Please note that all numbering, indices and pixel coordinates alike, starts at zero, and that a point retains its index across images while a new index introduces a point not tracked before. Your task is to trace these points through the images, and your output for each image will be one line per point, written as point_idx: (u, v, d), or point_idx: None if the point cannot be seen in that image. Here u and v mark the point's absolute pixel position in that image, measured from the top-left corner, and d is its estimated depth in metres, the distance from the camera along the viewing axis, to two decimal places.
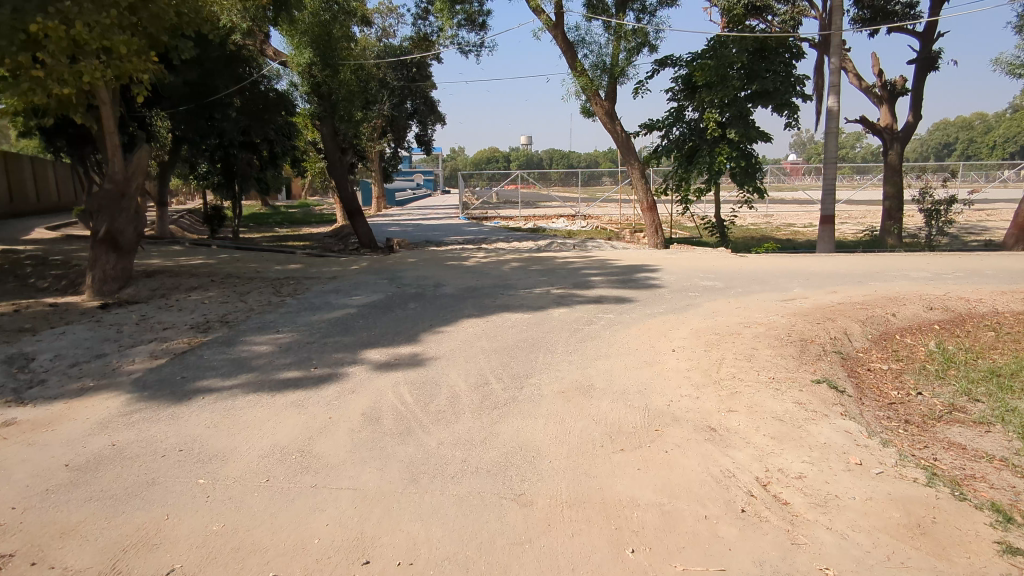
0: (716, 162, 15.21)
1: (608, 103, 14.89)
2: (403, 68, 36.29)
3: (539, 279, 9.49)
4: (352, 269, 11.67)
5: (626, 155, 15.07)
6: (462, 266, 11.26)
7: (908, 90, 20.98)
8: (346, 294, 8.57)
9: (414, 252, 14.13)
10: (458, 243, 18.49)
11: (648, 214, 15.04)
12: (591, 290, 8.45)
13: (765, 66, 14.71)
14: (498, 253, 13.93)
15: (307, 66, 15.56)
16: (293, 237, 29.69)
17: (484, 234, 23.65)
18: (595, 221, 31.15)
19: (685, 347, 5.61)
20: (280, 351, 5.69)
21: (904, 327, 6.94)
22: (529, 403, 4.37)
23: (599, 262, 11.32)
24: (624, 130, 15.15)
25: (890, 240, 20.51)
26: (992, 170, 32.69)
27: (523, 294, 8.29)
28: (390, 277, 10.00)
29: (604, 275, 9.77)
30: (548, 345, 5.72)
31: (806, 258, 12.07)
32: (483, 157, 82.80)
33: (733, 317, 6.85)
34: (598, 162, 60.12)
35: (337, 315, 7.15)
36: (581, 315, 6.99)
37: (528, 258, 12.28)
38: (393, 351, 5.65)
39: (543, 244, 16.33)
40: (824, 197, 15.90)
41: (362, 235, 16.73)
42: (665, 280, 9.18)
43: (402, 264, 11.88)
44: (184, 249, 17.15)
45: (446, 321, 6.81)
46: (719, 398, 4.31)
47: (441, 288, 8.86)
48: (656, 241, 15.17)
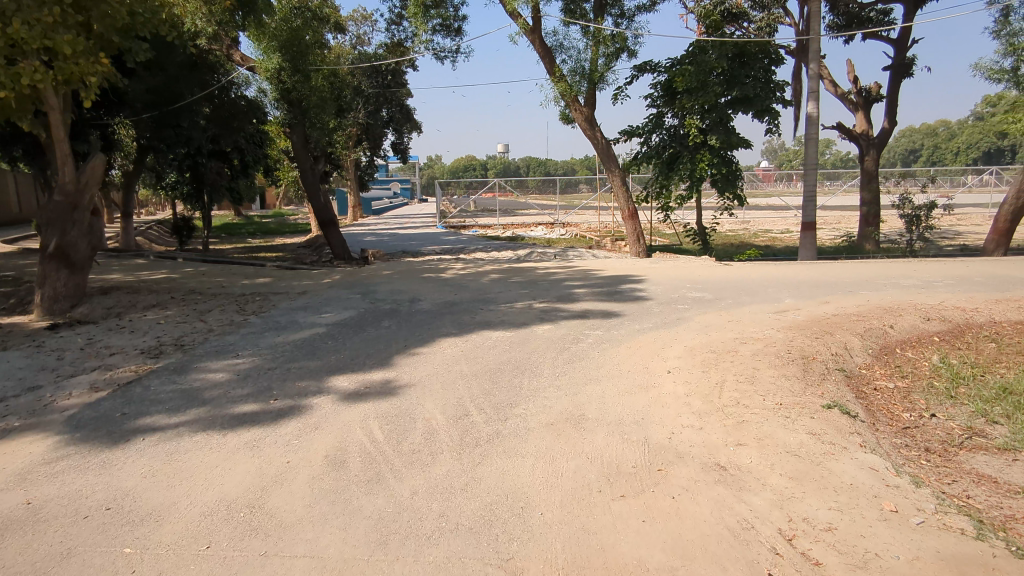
0: (698, 169, 14.93)
1: (588, 109, 14.56)
2: (378, 75, 35.77)
3: (520, 292, 9.05)
4: (323, 282, 11.10)
5: (607, 162, 14.73)
6: (440, 278, 10.78)
7: (883, 97, 21.04)
8: (315, 311, 8.02)
9: (389, 264, 13.59)
10: (436, 254, 17.99)
11: (629, 222, 14.72)
12: (576, 303, 8.04)
13: (745, 72, 14.48)
14: (477, 264, 13.47)
15: (276, 72, 14.93)
16: (265, 248, 28.86)
17: (462, 243, 23.15)
18: (574, 229, 30.89)
19: (681, 368, 5.21)
20: (237, 380, 5.14)
21: (903, 340, 6.63)
22: (514, 438, 3.91)
23: (581, 273, 10.93)
24: (605, 137, 14.81)
25: (869, 246, 20.52)
26: (960, 175, 33.26)
27: (504, 308, 7.84)
28: (363, 291, 9.48)
29: (588, 287, 9.38)
30: (533, 368, 5.27)
31: (792, 266, 11.84)
32: (459, 165, 82.41)
33: (727, 332, 6.47)
34: (575, 170, 60.13)
35: (304, 336, 6.61)
36: (567, 332, 6.55)
37: (508, 269, 11.84)
38: (363, 377, 5.14)
39: (523, 253, 15.91)
40: (806, 203, 15.74)
41: (335, 246, 16.12)
42: (652, 292, 8.82)
43: (377, 277, 11.36)
44: (148, 262, 16.37)
45: (422, 341, 6.32)
46: (725, 429, 3.90)
47: (417, 303, 8.37)
48: (638, 250, 14.83)
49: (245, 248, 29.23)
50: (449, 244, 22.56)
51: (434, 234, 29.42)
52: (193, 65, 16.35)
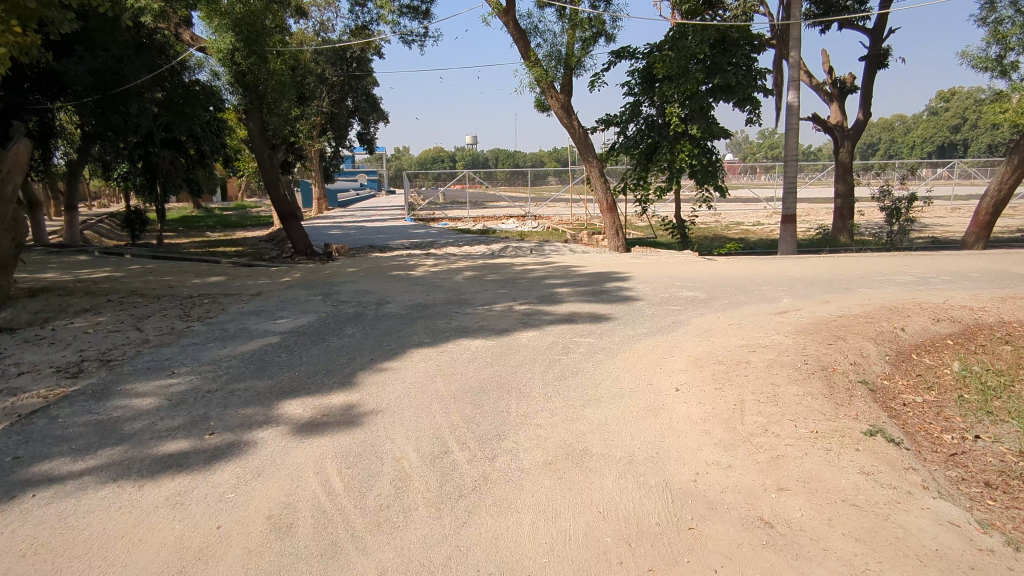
0: (678, 160, 14.36)
1: (565, 96, 13.84)
2: (342, 62, 34.36)
3: (498, 292, 8.30)
4: (281, 282, 10.17)
5: (585, 152, 14.05)
6: (410, 277, 9.96)
7: (857, 88, 20.61)
8: (269, 316, 7.15)
9: (354, 260, 12.68)
10: (404, 248, 17.11)
11: (607, 215, 14.09)
12: (560, 305, 7.33)
13: (728, 59, 13.82)
14: (449, 260, 12.66)
15: (229, 52, 13.74)
16: (224, 242, 27.51)
17: (431, 237, 22.25)
18: (545, 221, 30.26)
19: (690, 385, 4.54)
20: (166, 408, 4.28)
21: (917, 345, 6.10)
22: (505, 485, 3.18)
23: (561, 270, 10.24)
24: (582, 126, 14.12)
25: (844, 239, 20.32)
26: (924, 168, 33.68)
27: (482, 312, 7.09)
28: (325, 292, 8.61)
29: (571, 286, 8.68)
30: (520, 387, 4.55)
31: (777, 260, 11.36)
32: (427, 156, 81.01)
33: (731, 339, 5.83)
34: (544, 162, 59.58)
35: (254, 348, 5.76)
36: (555, 339, 5.84)
37: (482, 266, 11.08)
38: (320, 402, 4.34)
39: (496, 248, 15.17)
40: (785, 195, 15.22)
41: (296, 241, 15.06)
42: (640, 291, 8.18)
43: (340, 275, 10.47)
44: (90, 259, 15.08)
45: (391, 352, 5.52)
46: (759, 469, 3.25)
47: (384, 307, 7.56)
48: (617, 244, 14.22)
49: (202, 242, 27.80)
50: (418, 238, 21.64)
51: (402, 227, 28.40)
52: (138, 46, 15.04)
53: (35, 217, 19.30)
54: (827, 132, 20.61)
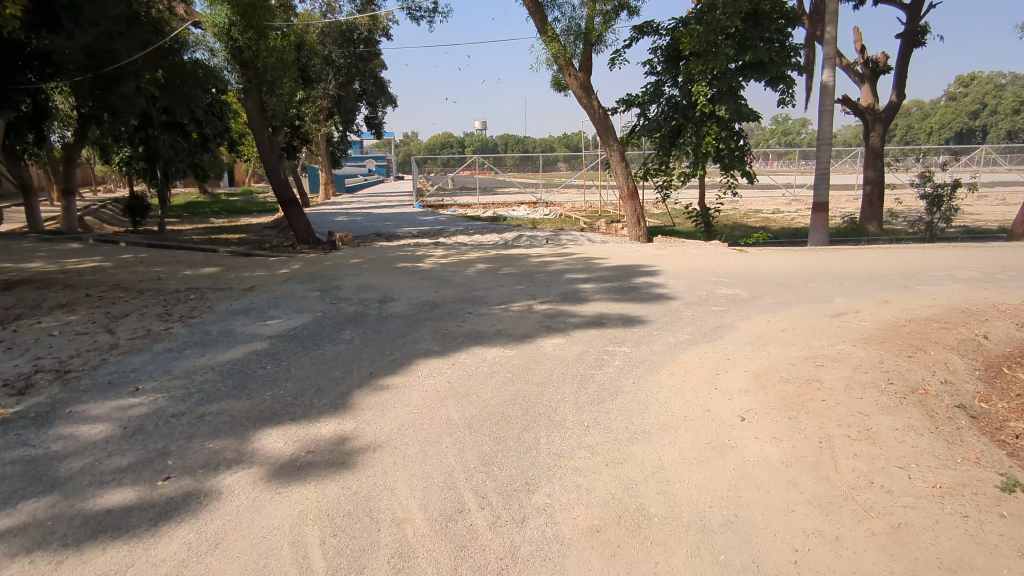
0: (704, 143, 13.44)
1: (584, 75, 12.91)
2: (349, 44, 33.43)
3: (514, 288, 7.47)
4: (278, 275, 9.40)
5: (605, 135, 13.15)
6: (417, 269, 9.15)
7: (890, 67, 19.40)
8: (258, 316, 6.37)
9: (358, 250, 11.89)
10: (412, 237, 16.28)
11: (628, 203, 13.22)
12: (586, 306, 6.50)
13: (759, 34, 12.76)
14: (459, 250, 11.85)
15: (226, 27, 12.88)
16: (228, 229, 26.83)
17: (440, 224, 21.44)
18: (557, 208, 29.34)
19: (757, 413, 3.72)
20: (117, 440, 3.50)
21: (1008, 355, 5.21)
22: (542, 567, 2.39)
23: (582, 262, 9.38)
24: (603, 106, 13.20)
25: (873, 228, 19.27)
26: (951, 154, 32.34)
27: (497, 312, 6.27)
28: (324, 287, 7.83)
29: (595, 281, 7.84)
30: (549, 414, 3.74)
31: (816, 252, 10.43)
32: (435, 141, 79.96)
33: (791, 349, 4.98)
34: (553, 147, 58.42)
35: (236, 357, 4.97)
36: (585, 349, 5.01)
37: (496, 258, 10.23)
38: (305, 434, 3.54)
39: (509, 237, 14.34)
40: (818, 183, 14.15)
41: (298, 228, 14.27)
42: (673, 288, 7.32)
43: (342, 267, 9.68)
44: (83, 247, 14.39)
45: (394, 364, 4.72)
46: (879, 547, 2.44)
47: (387, 305, 6.75)
48: (638, 233, 13.35)
49: (206, 229, 27.18)
50: (427, 225, 20.83)
51: (409, 214, 27.57)
52: (130, 24, 14.23)
53: (30, 201, 18.76)
54: (858, 115, 19.48)
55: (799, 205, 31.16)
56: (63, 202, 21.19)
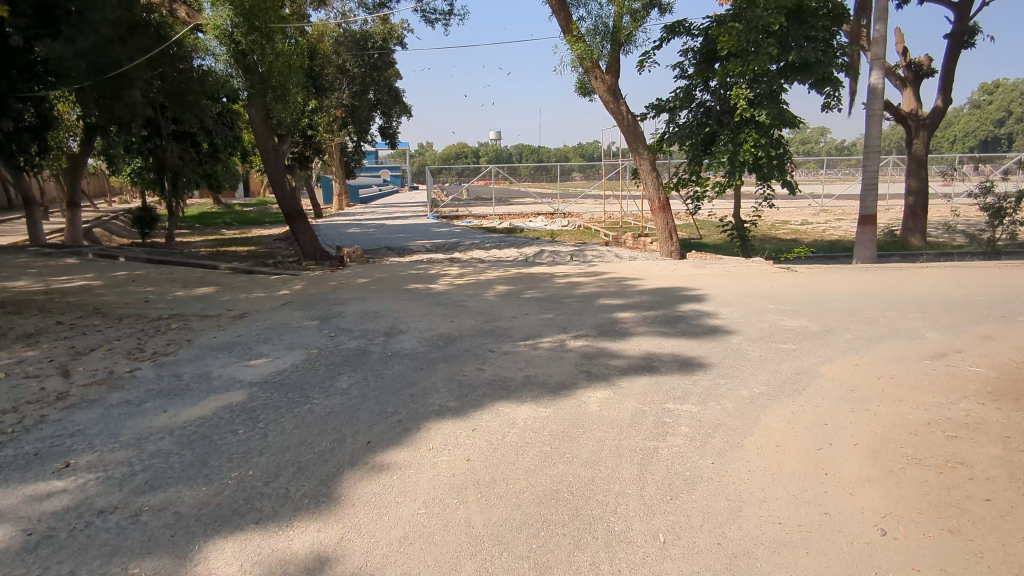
0: (742, 151, 12.41)
1: (612, 77, 11.93)
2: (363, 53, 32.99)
3: (541, 317, 6.47)
4: (276, 299, 8.49)
5: (634, 142, 12.16)
6: (430, 292, 8.17)
7: (934, 71, 18.22)
8: (241, 354, 5.41)
9: (366, 267, 10.96)
10: (426, 252, 15.37)
11: (660, 216, 12.19)
12: (629, 343, 5.46)
13: (804, 32, 11.73)
14: (476, 268, 10.88)
15: (227, 28, 12.06)
16: (238, 241, 26.17)
17: (455, 237, 20.53)
18: (576, 220, 28.39)
19: (901, 521, 2.67)
20: (10, 558, 2.52)
21: None
22: None
23: (615, 283, 8.36)
24: (632, 112, 12.21)
25: (917, 242, 18.03)
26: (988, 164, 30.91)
27: (524, 351, 5.26)
28: (324, 315, 6.88)
29: (634, 308, 6.83)
30: (608, 520, 2.71)
31: (876, 272, 9.32)
32: (450, 152, 79.43)
33: (903, 410, 3.91)
34: (568, 157, 57.59)
35: (203, 415, 4.00)
36: (639, 407, 3.97)
37: (518, 278, 9.24)
38: (271, 549, 2.56)
39: (528, 252, 13.36)
40: (865, 194, 13.05)
41: (304, 243, 13.38)
42: (727, 319, 6.27)
43: (348, 289, 8.73)
44: (79, 263, 13.65)
45: (397, 428, 3.72)
46: None
47: (395, 340, 5.75)
48: (670, 249, 12.30)
49: (215, 241, 26.56)
50: (442, 238, 19.93)
51: (423, 226, 26.71)
52: (130, 28, 13.46)
53: (32, 213, 18.22)
54: (899, 121, 18.29)
55: (828, 216, 29.87)
56: (67, 213, 20.74)
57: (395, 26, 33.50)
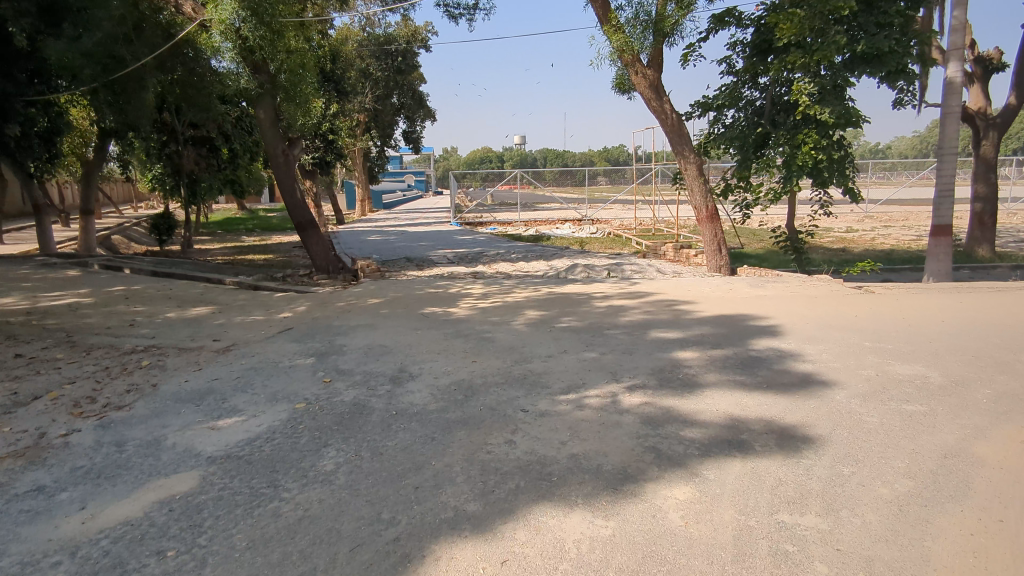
0: (799, 153, 11.09)
1: (654, 72, 10.70)
2: (387, 56, 32.36)
3: (583, 358, 5.29)
4: (275, 325, 7.44)
5: (680, 144, 10.93)
6: (450, 318, 7.04)
7: (1005, 65, 16.57)
8: (210, 411, 4.32)
9: (381, 284, 9.90)
10: (448, 263, 14.31)
11: (708, 226, 10.92)
12: (701, 400, 4.23)
13: (874, 18, 10.37)
14: (503, 285, 9.74)
15: (234, 23, 10.99)
16: (257, 249, 25.48)
17: (479, 246, 19.46)
18: (605, 227, 27.19)
19: None
20: None
21: None
22: None
23: (664, 309, 7.14)
24: (676, 110, 10.97)
25: (985, 253, 16.42)
26: None
27: (568, 411, 4.09)
28: (322, 351, 5.78)
29: (695, 345, 5.61)
30: None
31: (972, 295, 7.95)
32: (474, 157, 78.76)
33: None
34: (593, 161, 56.45)
35: (127, 520, 2.88)
36: (741, 522, 2.74)
37: (550, 299, 8.07)
38: None
39: (559, 266, 12.19)
40: (940, 201, 11.65)
41: (316, 256, 12.37)
42: (817, 363, 5.00)
43: (357, 313, 7.66)
44: (81, 276, 12.85)
45: (393, 555, 2.55)
46: None
47: (402, 389, 4.61)
48: (718, 264, 11.01)
49: (234, 249, 25.96)
50: (465, 248, 18.89)
51: (446, 233, 25.74)
52: (137, 25, 12.60)
53: (42, 221, 17.67)
54: (966, 120, 16.66)
55: (873, 223, 28.12)
56: (81, 221, 20.23)
57: (420, 29, 32.95)
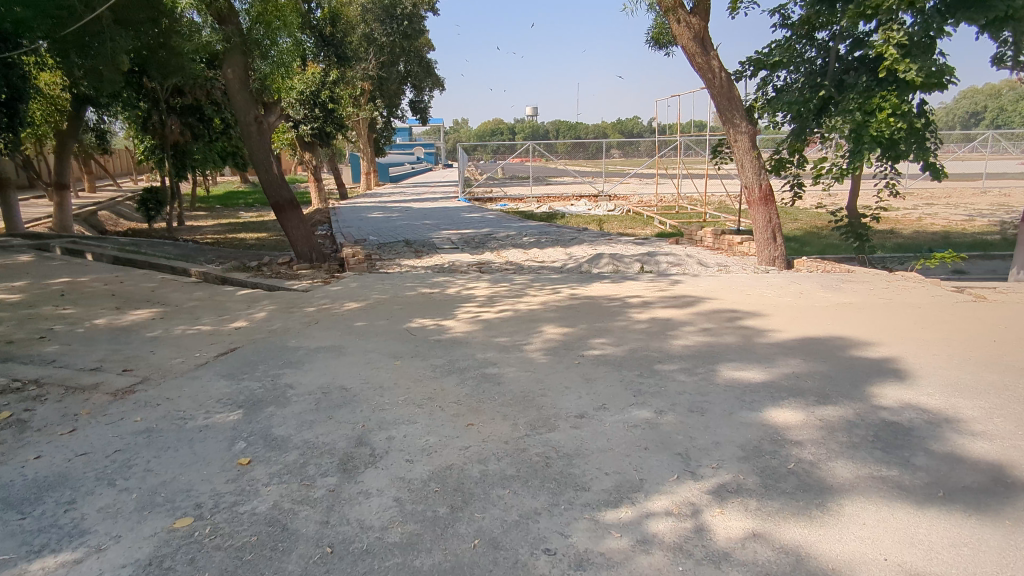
0: (872, 121, 9.14)
1: (700, 20, 8.72)
2: (391, 19, 30.11)
3: (634, 421, 3.57)
4: (220, 343, 5.75)
5: (729, 110, 9.02)
6: (444, 339, 5.32)
7: None
8: (32, 534, 2.64)
9: (366, 279, 8.21)
10: (451, 249, 12.55)
11: (761, 210, 9.14)
12: (852, 533, 2.49)
13: None
14: (514, 281, 8.00)
15: None
16: (252, 227, 23.92)
17: (488, 226, 17.67)
18: (623, 203, 25.34)
19: None
20: None
21: None
22: None
23: (728, 329, 5.36)
24: (727, 69, 9.02)
25: None
26: None
27: (623, 558, 2.37)
28: (257, 397, 4.09)
29: (792, 397, 3.86)
30: None
31: None
32: (485, 128, 76.49)
33: None
34: (606, 132, 54.19)
35: None
36: None
37: (573, 308, 6.31)
38: None
39: (579, 255, 10.42)
40: None
41: (298, 240, 10.71)
42: (997, 442, 3.23)
43: (326, 325, 5.96)
44: (32, 263, 11.24)
45: None
46: None
47: (352, 490, 2.91)
48: (770, 254, 9.24)
49: (228, 226, 24.43)
50: (473, 228, 17.17)
51: (452, 210, 23.96)
52: None
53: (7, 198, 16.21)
54: None
55: (914, 200, 26.07)
56: (56, 197, 18.75)
57: None
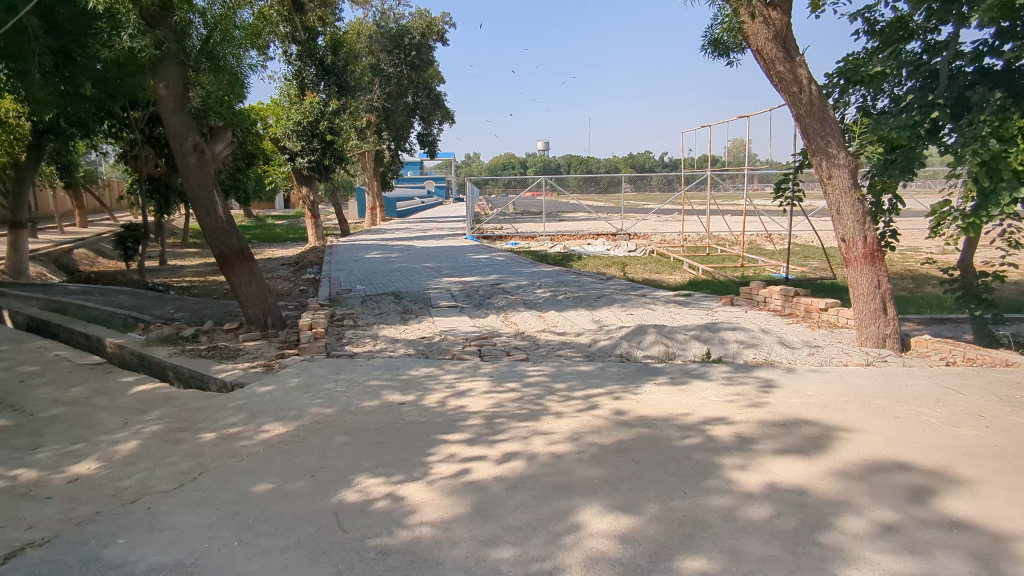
0: (1012, 150, 6.67)
1: (782, 15, 6.43)
2: (398, 49, 28.59)
3: None
4: (11, 525, 3.27)
5: (822, 135, 6.62)
6: (396, 549, 2.80)
7: None
8: None
9: (316, 371, 5.74)
10: (447, 307, 10.10)
11: (867, 269, 6.70)
12: None
13: None
14: (527, 377, 5.48)
15: None
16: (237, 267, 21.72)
17: (495, 272, 15.29)
18: (645, 243, 23.01)
19: None
20: None
21: None
22: None
23: (933, 536, 2.83)
24: (817, 81, 6.67)
25: None
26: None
27: None
28: None
29: None
30: None
31: None
32: (496, 162, 75.12)
33: None
34: (618, 166, 52.32)
35: None
36: None
37: (625, 452, 3.77)
38: None
39: (613, 324, 7.94)
40: None
41: (248, 299, 8.31)
42: None
43: (205, 492, 3.47)
44: None
45: None
46: None
47: None
48: (879, 330, 6.69)
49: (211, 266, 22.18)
50: (478, 274, 14.79)
51: (458, 250, 21.63)
52: None
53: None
54: None
55: None
56: (12, 236, 16.66)
57: (436, 19, 29.24)
